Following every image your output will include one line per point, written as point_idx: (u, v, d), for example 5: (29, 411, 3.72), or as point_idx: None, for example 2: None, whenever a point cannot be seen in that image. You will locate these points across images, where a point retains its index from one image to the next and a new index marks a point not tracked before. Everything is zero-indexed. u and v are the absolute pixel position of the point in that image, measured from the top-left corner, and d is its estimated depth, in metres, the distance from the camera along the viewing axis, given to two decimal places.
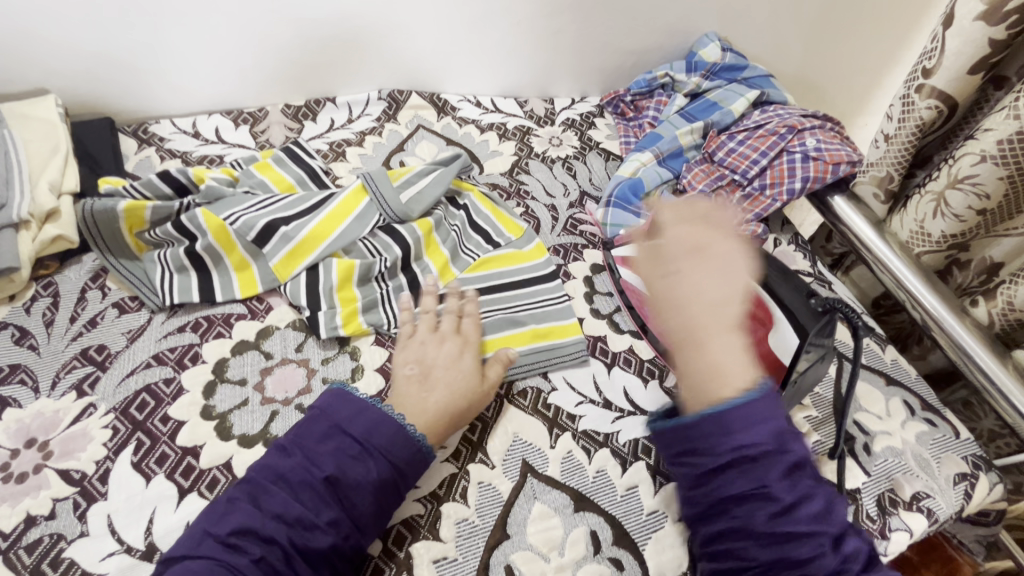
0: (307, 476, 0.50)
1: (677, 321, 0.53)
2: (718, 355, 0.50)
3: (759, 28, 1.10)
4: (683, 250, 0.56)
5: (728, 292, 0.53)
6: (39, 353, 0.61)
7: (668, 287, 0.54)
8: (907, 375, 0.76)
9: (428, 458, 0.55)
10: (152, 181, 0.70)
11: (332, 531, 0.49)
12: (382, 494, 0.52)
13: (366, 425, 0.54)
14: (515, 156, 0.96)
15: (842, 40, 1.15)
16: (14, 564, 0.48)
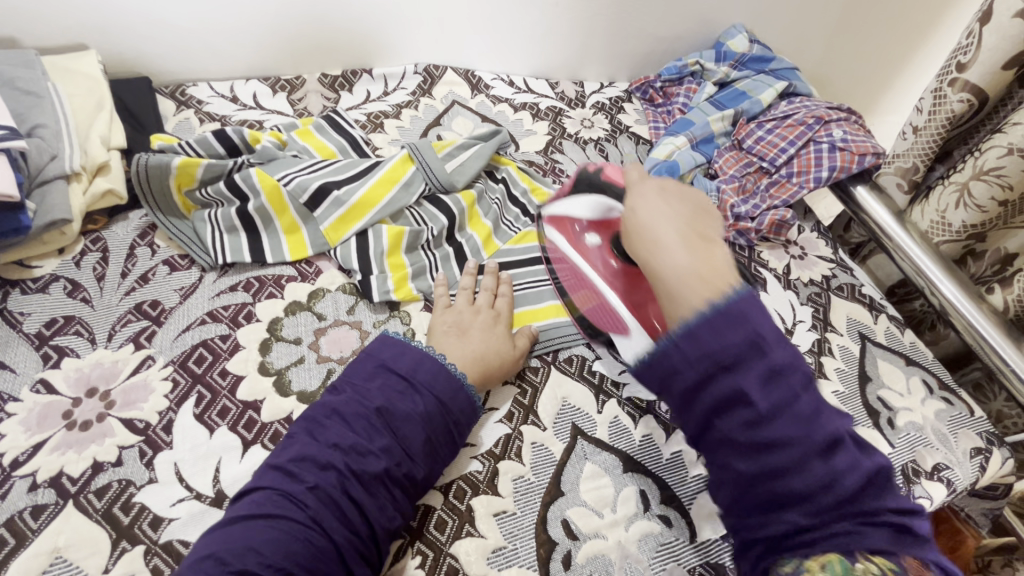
0: (359, 407, 0.52)
1: (660, 270, 0.48)
2: (690, 259, 0.47)
3: (786, 19, 1.11)
4: (632, 195, 0.54)
5: (691, 214, 0.51)
6: (92, 306, 0.61)
7: (635, 196, 0.53)
8: (925, 357, 0.80)
9: (474, 402, 0.57)
10: (207, 140, 0.70)
11: (385, 457, 0.50)
12: (431, 427, 0.53)
13: (411, 363, 0.56)
14: (549, 136, 0.97)
15: (863, 36, 1.17)
16: (85, 508, 0.48)
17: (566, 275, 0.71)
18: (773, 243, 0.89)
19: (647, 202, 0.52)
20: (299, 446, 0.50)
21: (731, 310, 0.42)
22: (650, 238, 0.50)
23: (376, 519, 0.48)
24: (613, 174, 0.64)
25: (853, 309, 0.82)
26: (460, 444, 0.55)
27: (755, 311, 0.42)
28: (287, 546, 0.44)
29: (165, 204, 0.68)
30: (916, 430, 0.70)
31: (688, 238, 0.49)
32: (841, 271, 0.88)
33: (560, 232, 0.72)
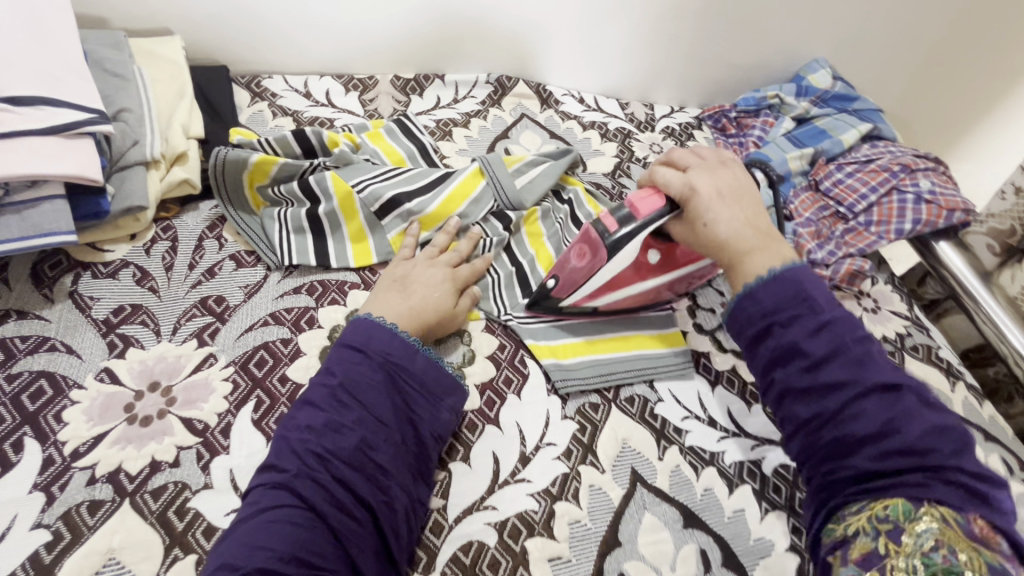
0: (322, 386, 0.50)
1: (717, 217, 0.57)
2: (771, 251, 0.55)
3: (870, 45, 1.02)
4: (700, 200, 0.58)
5: (756, 218, 0.58)
6: (159, 296, 0.60)
7: (703, 206, 0.58)
8: (1005, 433, 0.74)
9: (437, 362, 0.56)
10: (285, 138, 0.69)
11: (359, 428, 0.49)
12: (393, 390, 0.52)
13: (363, 334, 0.54)
14: (617, 158, 0.94)
15: (954, 75, 1.07)
16: (141, 509, 0.47)
17: (621, 305, 0.68)
18: (844, 292, 0.85)
19: (721, 216, 0.57)
20: (292, 440, 0.47)
21: (793, 284, 0.50)
22: (735, 253, 0.56)
23: (368, 493, 0.47)
24: (641, 205, 0.60)
25: (929, 373, 0.78)
26: (446, 412, 0.55)
27: (808, 278, 0.50)
28: (291, 534, 0.43)
29: (237, 199, 0.68)
30: None
31: (753, 230, 0.57)
32: (916, 330, 0.83)
33: (612, 292, 0.66)
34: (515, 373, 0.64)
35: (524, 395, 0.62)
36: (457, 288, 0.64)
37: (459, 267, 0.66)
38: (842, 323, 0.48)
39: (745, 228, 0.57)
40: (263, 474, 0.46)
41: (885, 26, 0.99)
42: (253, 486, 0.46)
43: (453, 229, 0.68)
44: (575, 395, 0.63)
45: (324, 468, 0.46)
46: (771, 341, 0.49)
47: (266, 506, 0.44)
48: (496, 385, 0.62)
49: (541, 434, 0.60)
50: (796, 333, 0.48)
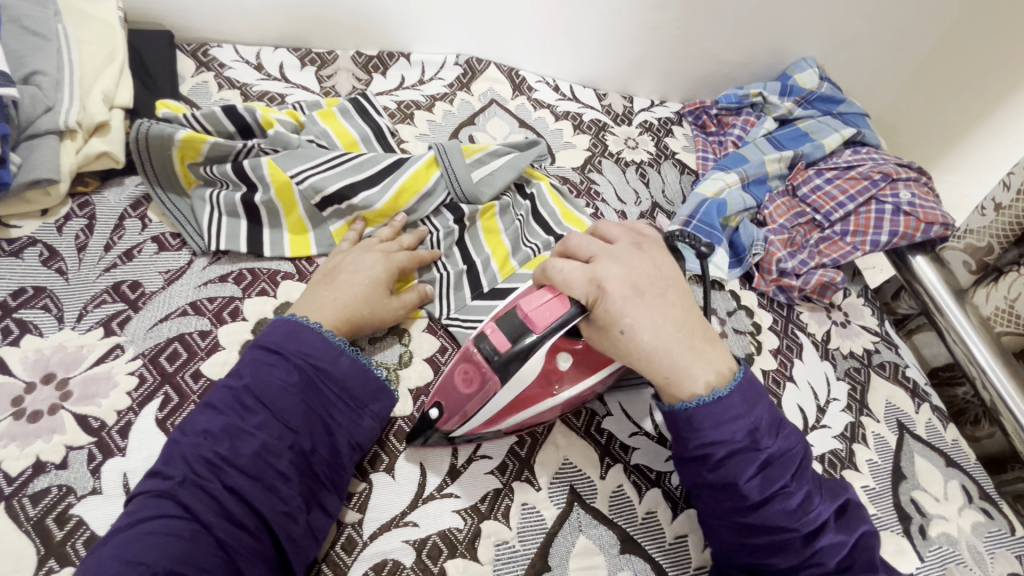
0: (226, 388, 0.47)
1: (638, 334, 0.49)
2: (702, 361, 0.50)
3: (868, 35, 0.96)
4: (614, 302, 0.49)
5: (678, 313, 0.51)
6: (67, 279, 0.55)
7: (616, 309, 0.49)
8: (967, 459, 0.72)
9: (359, 362, 0.52)
10: (216, 114, 0.63)
11: (262, 433, 0.45)
12: (306, 395, 0.48)
13: (279, 335, 0.50)
14: (588, 152, 0.89)
15: (959, 75, 1.00)
16: (16, 515, 0.43)
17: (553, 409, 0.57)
18: (814, 304, 0.81)
19: (639, 315, 0.49)
20: (184, 446, 0.44)
21: (738, 393, 0.49)
22: (667, 368, 0.49)
23: (264, 503, 0.43)
24: (540, 315, 0.48)
25: (894, 393, 0.75)
26: (368, 420, 0.51)
27: (755, 397, 0.50)
28: (169, 547, 0.39)
29: (165, 177, 0.62)
30: (949, 544, 0.63)
31: (675, 327, 0.51)
32: (886, 348, 0.80)
33: (527, 406, 0.53)
34: None
35: None
36: (389, 279, 0.59)
37: (393, 252, 0.61)
38: (765, 415, 0.50)
39: (670, 335, 0.50)
40: (146, 483, 0.43)
41: (877, 23, 0.94)
42: (134, 495, 0.42)
43: (397, 225, 0.65)
44: None
45: (214, 477, 0.43)
46: (696, 438, 0.49)
47: (151, 520, 0.40)
48: (431, 390, 0.59)
49: (475, 446, 0.56)
50: (737, 471, 0.48)
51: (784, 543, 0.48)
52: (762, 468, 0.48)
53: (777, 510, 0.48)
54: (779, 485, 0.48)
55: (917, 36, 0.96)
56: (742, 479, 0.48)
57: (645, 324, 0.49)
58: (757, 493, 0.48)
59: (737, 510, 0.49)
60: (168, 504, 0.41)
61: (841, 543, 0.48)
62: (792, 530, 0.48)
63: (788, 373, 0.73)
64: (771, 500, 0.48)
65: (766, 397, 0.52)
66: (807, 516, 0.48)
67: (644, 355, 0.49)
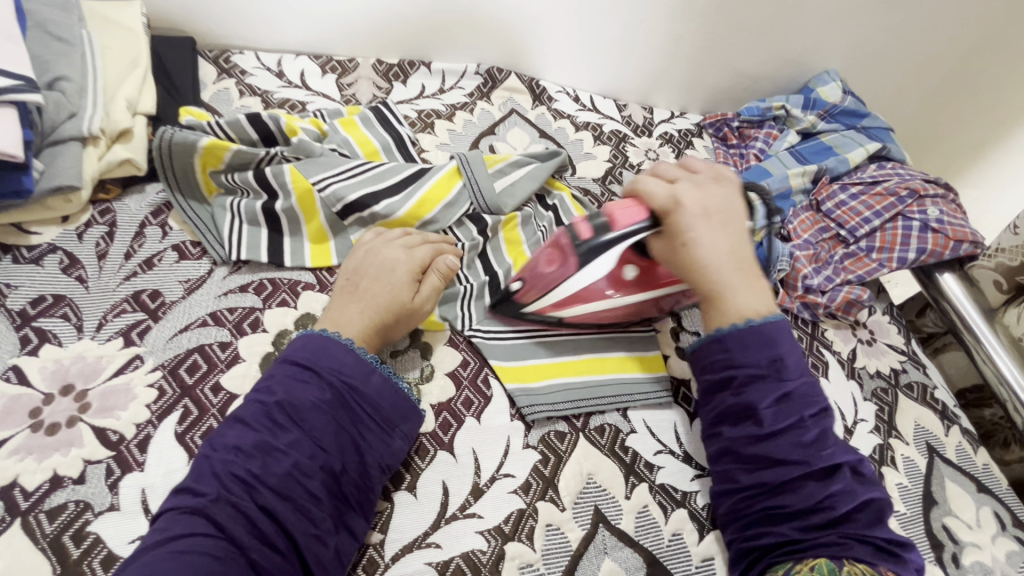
0: (257, 403, 0.46)
1: (713, 255, 0.56)
2: (750, 292, 0.56)
3: (900, 47, 0.94)
4: (687, 214, 0.56)
5: (741, 238, 0.58)
6: (86, 287, 0.55)
7: (686, 223, 0.56)
8: (998, 484, 0.70)
9: (389, 378, 0.51)
10: (239, 122, 0.63)
11: (292, 454, 0.44)
12: (337, 414, 0.47)
13: (311, 350, 0.49)
14: (609, 163, 0.88)
15: (996, 84, 0.98)
16: (33, 531, 0.42)
17: (623, 315, 0.62)
18: (839, 321, 0.79)
19: (703, 231, 0.56)
20: (216, 461, 0.43)
21: (762, 330, 0.54)
22: (718, 285, 0.56)
23: (293, 525, 0.42)
24: (623, 216, 0.57)
25: (923, 415, 0.73)
26: (399, 441, 0.49)
27: (785, 333, 0.54)
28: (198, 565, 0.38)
29: (187, 185, 0.62)
30: (983, 573, 0.61)
31: (746, 266, 0.58)
32: (912, 368, 0.78)
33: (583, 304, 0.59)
34: (476, 394, 0.58)
35: (485, 421, 0.57)
36: (414, 274, 0.56)
37: (416, 247, 0.59)
38: (798, 353, 0.54)
39: (723, 265, 0.56)
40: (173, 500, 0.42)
41: (903, 37, 0.93)
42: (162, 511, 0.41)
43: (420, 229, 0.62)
44: (541, 422, 0.58)
45: (235, 497, 0.42)
46: (722, 360, 0.54)
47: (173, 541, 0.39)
48: (453, 405, 0.57)
49: (498, 463, 0.54)
50: (754, 396, 0.52)
51: (798, 482, 0.50)
52: (779, 398, 0.52)
53: (789, 442, 0.51)
54: (793, 418, 0.51)
55: (943, 53, 0.94)
56: (761, 405, 0.52)
57: (734, 272, 0.56)
58: (771, 423, 0.51)
59: (750, 441, 0.52)
60: (197, 523, 0.40)
61: (851, 493, 0.50)
62: (804, 465, 0.50)
63: None
64: (784, 433, 0.51)
65: (794, 339, 0.56)
66: (820, 454, 0.51)
67: (727, 285, 0.56)
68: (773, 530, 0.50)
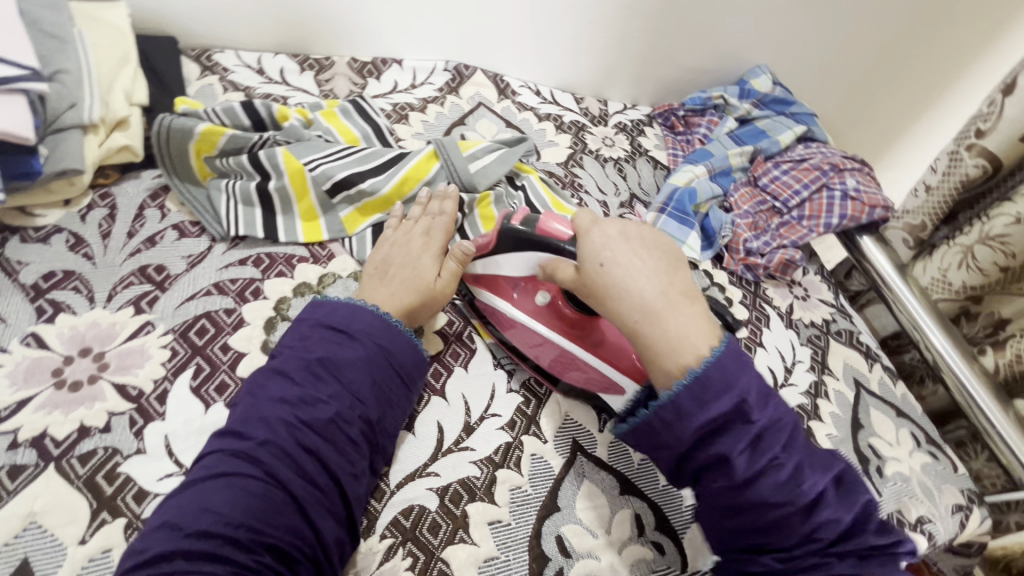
0: (299, 359, 0.51)
1: (628, 281, 0.52)
2: (682, 325, 0.50)
3: (820, 40, 1.06)
4: (598, 240, 0.54)
5: (664, 266, 0.53)
6: (94, 263, 0.59)
7: (598, 246, 0.54)
8: (915, 411, 0.81)
9: (414, 342, 0.57)
10: (234, 110, 0.69)
11: (335, 403, 0.49)
12: (373, 371, 0.52)
13: (343, 316, 0.55)
14: (570, 149, 0.97)
15: (908, 63, 1.09)
16: (67, 473, 0.46)
17: (512, 336, 0.65)
18: (778, 281, 0.90)
19: (616, 258, 0.53)
20: (262, 409, 0.48)
21: (710, 376, 0.47)
22: (644, 313, 0.51)
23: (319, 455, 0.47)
24: (545, 224, 0.58)
25: (850, 355, 0.84)
26: (415, 392, 0.56)
27: (736, 369, 0.48)
28: (244, 502, 0.42)
29: (183, 169, 0.66)
30: (902, 480, 0.72)
31: (658, 295, 0.51)
32: (842, 319, 0.89)
33: (493, 291, 0.66)
34: (462, 347, 0.65)
35: (473, 371, 0.63)
36: (435, 260, 0.63)
37: (431, 232, 0.66)
38: (754, 388, 0.48)
39: (651, 299, 0.51)
40: (216, 443, 0.46)
41: (818, 35, 1.05)
42: (213, 450, 0.45)
43: (430, 203, 0.69)
44: (521, 370, 0.65)
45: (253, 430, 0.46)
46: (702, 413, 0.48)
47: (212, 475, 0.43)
48: (441, 358, 0.64)
49: (486, 406, 0.61)
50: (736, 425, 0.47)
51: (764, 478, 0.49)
52: (752, 445, 0.47)
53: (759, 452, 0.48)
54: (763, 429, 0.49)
55: (855, 47, 1.07)
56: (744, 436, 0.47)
57: (642, 297, 0.51)
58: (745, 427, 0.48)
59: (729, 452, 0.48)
60: (244, 463, 0.44)
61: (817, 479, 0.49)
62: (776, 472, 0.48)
63: (758, 340, 0.81)
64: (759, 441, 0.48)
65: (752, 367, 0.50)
66: (799, 489, 0.47)
67: (616, 289, 0.52)
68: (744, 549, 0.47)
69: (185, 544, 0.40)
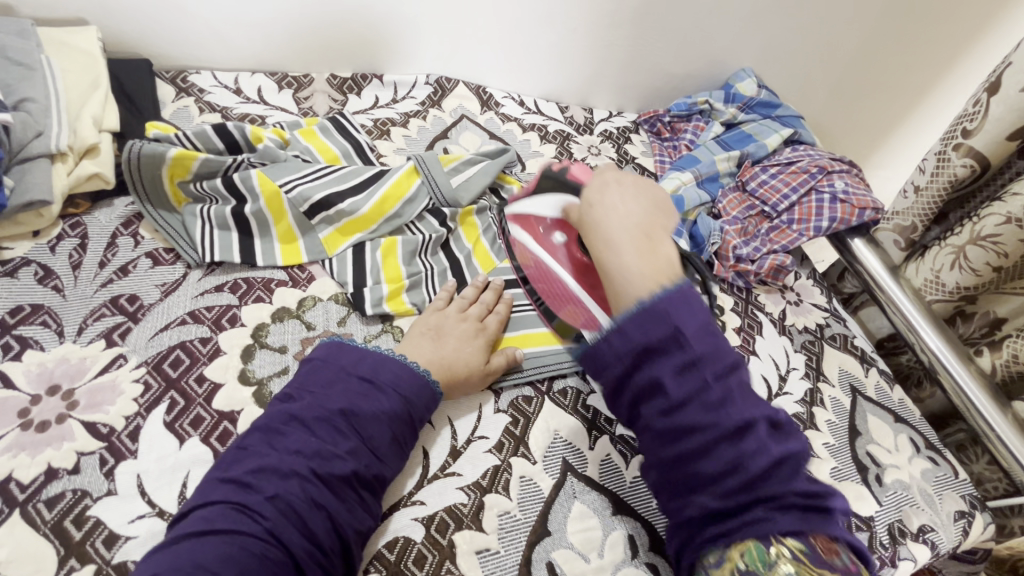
0: (319, 409, 0.49)
1: (597, 219, 0.56)
2: (638, 259, 0.51)
3: (801, 46, 1.06)
4: (594, 186, 0.59)
5: (642, 213, 0.55)
6: (64, 295, 0.57)
7: (593, 190, 0.59)
8: (913, 415, 0.80)
9: (437, 396, 0.55)
10: (206, 133, 0.68)
11: (351, 459, 0.47)
12: (397, 425, 0.51)
13: (371, 364, 0.53)
14: (556, 159, 0.96)
15: (898, 64, 1.08)
16: (33, 519, 0.44)
17: (532, 270, 0.69)
18: (770, 287, 0.89)
19: (606, 199, 0.57)
20: (255, 456, 0.46)
21: (655, 306, 0.46)
22: (603, 243, 0.54)
23: None
24: (579, 173, 0.63)
25: (845, 360, 0.82)
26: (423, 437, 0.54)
27: (681, 305, 0.46)
28: (240, 562, 0.40)
29: (156, 195, 0.65)
30: (902, 488, 0.70)
31: (635, 232, 0.53)
32: (835, 322, 0.88)
33: (523, 228, 0.69)
34: None
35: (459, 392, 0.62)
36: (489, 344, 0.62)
37: (490, 317, 0.65)
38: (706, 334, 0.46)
39: (618, 231, 0.54)
40: (203, 493, 0.44)
41: (800, 40, 1.05)
42: (218, 501, 0.43)
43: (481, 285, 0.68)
44: (509, 388, 0.63)
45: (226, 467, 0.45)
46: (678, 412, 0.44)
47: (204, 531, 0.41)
48: None
49: (473, 428, 0.59)
50: (662, 369, 0.45)
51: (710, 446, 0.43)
52: (726, 421, 0.44)
53: (700, 407, 0.43)
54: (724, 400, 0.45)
55: (835, 52, 1.07)
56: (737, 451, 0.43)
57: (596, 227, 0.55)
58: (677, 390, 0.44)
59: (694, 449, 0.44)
60: (247, 519, 0.42)
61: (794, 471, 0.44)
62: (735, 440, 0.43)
63: (750, 348, 0.79)
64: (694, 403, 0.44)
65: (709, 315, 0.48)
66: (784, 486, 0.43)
67: (585, 227, 0.57)
68: (693, 502, 0.44)
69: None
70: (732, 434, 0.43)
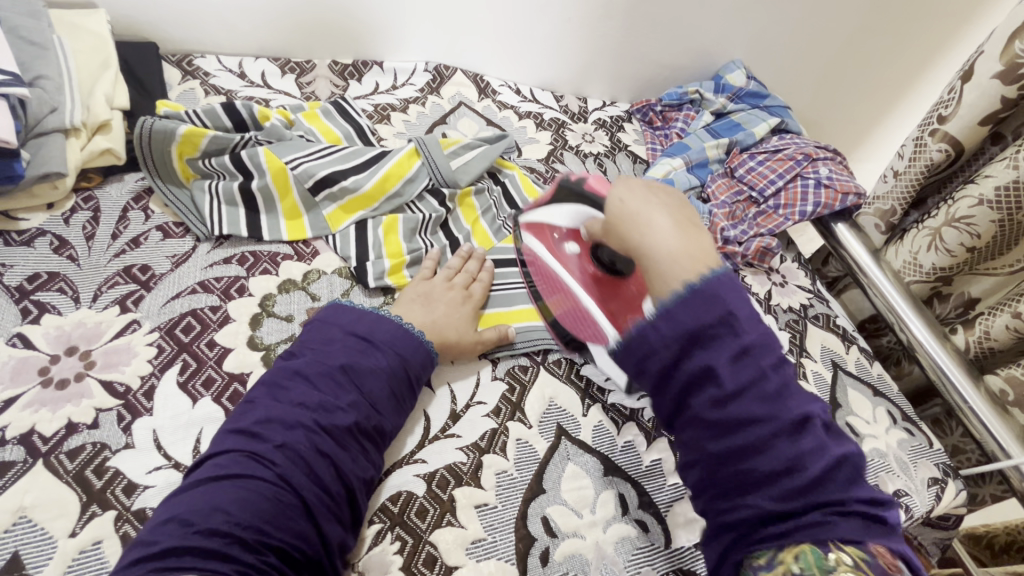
0: (326, 368, 0.51)
1: (637, 213, 0.50)
2: (684, 251, 0.47)
3: (790, 40, 1.10)
4: (617, 184, 0.54)
5: (677, 205, 0.52)
6: (79, 264, 0.59)
7: (618, 186, 0.54)
8: (891, 389, 0.83)
9: (431, 356, 0.58)
10: (216, 111, 0.70)
11: (352, 411, 0.50)
12: (395, 382, 0.54)
13: (368, 325, 0.56)
14: (551, 146, 0.99)
15: (883, 57, 1.13)
16: (56, 469, 0.47)
17: (541, 273, 0.71)
18: (756, 269, 0.92)
19: (635, 194, 0.52)
20: (266, 411, 0.48)
21: (704, 291, 0.44)
22: (636, 241, 0.50)
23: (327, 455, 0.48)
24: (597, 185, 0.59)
25: (827, 338, 0.86)
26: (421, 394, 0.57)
27: (731, 291, 0.44)
28: (254, 504, 0.43)
29: (166, 171, 0.67)
30: (879, 456, 0.74)
31: (673, 230, 0.49)
32: (818, 303, 0.91)
33: (538, 237, 0.70)
34: None
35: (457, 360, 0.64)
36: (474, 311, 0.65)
37: (473, 285, 0.68)
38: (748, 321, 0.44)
39: (657, 228, 0.49)
40: (217, 445, 0.47)
41: (790, 34, 1.09)
42: (229, 450, 0.46)
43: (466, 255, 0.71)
44: (505, 358, 0.66)
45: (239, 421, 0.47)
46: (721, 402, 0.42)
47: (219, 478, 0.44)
48: None
49: (471, 394, 0.62)
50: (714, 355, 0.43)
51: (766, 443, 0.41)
52: (737, 356, 0.42)
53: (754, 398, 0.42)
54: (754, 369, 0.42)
55: (824, 46, 1.11)
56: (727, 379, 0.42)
57: (619, 220, 0.52)
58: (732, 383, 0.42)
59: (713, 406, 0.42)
60: (257, 466, 0.45)
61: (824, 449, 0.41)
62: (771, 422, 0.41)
63: None
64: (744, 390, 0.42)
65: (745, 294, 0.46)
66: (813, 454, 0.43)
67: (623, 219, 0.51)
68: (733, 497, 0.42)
69: (192, 540, 0.40)
70: (791, 429, 0.41)
